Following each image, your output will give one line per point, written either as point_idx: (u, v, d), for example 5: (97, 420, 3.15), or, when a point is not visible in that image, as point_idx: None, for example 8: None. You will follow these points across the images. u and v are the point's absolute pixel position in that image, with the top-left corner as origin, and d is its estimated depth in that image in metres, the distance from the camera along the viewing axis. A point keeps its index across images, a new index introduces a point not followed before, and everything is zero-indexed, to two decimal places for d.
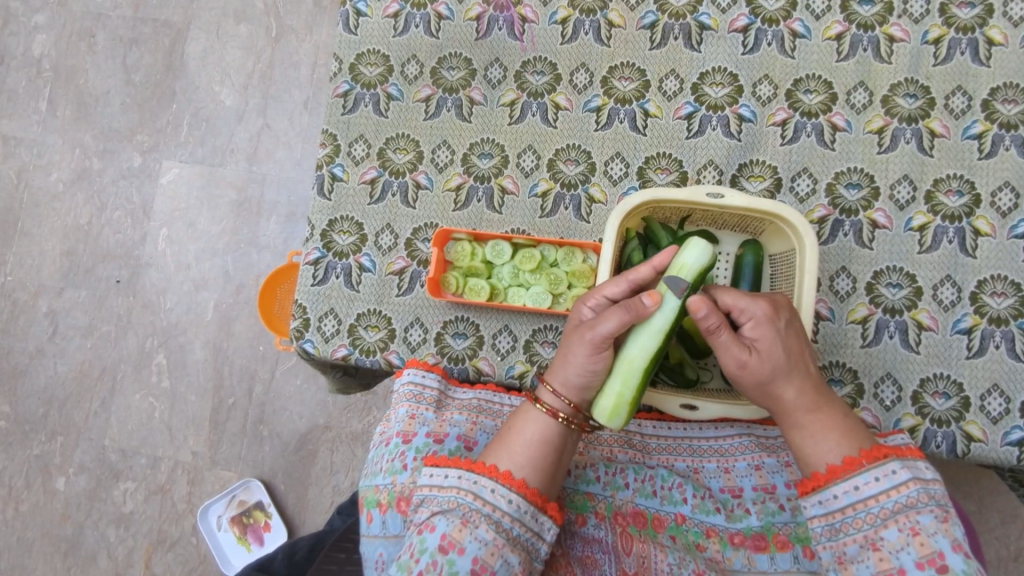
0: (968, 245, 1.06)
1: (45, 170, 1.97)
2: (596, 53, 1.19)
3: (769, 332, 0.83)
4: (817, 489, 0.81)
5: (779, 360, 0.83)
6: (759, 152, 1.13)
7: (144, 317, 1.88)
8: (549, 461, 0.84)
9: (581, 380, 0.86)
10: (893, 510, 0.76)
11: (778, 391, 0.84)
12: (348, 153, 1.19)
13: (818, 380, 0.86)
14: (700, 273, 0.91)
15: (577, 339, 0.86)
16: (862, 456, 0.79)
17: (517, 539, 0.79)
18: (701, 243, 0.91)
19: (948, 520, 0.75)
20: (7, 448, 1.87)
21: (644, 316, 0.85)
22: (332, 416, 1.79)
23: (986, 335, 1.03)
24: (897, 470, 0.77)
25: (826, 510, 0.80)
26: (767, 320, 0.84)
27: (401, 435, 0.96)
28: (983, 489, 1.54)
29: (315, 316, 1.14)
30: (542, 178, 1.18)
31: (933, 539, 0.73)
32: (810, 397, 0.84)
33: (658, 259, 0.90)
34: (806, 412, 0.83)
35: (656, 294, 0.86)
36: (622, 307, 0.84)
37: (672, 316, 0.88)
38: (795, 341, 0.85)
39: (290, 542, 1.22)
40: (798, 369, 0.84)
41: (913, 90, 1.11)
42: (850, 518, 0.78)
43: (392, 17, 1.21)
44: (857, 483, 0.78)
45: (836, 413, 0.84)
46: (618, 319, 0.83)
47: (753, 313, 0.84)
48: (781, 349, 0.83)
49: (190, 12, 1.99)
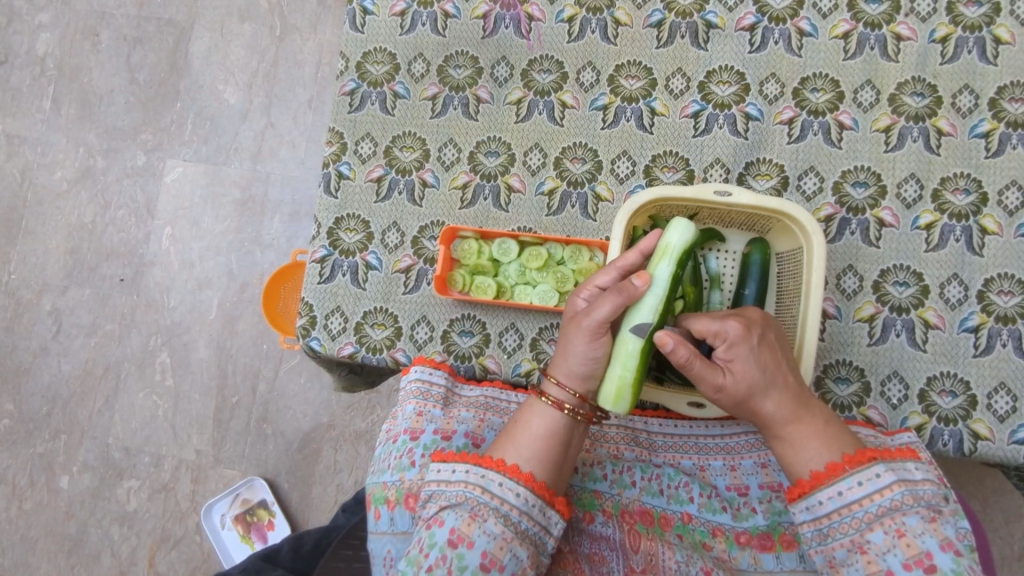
0: (975, 243, 1.06)
1: (50, 169, 1.97)
2: (602, 52, 1.19)
3: (742, 353, 0.82)
4: (803, 495, 0.81)
5: (755, 378, 0.82)
6: (765, 151, 1.13)
7: (148, 315, 1.88)
8: (556, 454, 0.83)
9: (584, 368, 0.86)
10: (877, 513, 0.76)
11: (757, 406, 0.84)
12: (354, 152, 1.19)
13: (799, 389, 0.85)
14: (685, 250, 0.93)
15: (574, 328, 0.86)
16: (845, 461, 0.80)
17: (525, 532, 0.79)
18: (684, 222, 0.94)
19: (936, 520, 0.75)
20: (11, 447, 1.87)
21: (636, 297, 0.86)
22: (336, 414, 1.79)
23: (993, 334, 1.03)
24: (881, 474, 0.77)
25: (814, 515, 0.80)
26: (739, 340, 0.83)
27: (408, 432, 0.96)
28: (988, 488, 1.54)
29: (321, 314, 1.14)
30: (549, 177, 1.18)
31: (919, 539, 0.74)
32: (790, 408, 0.83)
33: (643, 244, 0.92)
34: (787, 423, 0.83)
35: (646, 274, 0.87)
36: (614, 291, 0.85)
37: (664, 292, 0.91)
38: (771, 356, 0.84)
39: (295, 534, 1.19)
40: (776, 383, 0.83)
41: (921, 89, 1.11)
42: (837, 523, 0.79)
43: (398, 16, 1.21)
44: (841, 488, 0.78)
45: (816, 420, 0.83)
46: (612, 304, 0.84)
47: (726, 334, 0.84)
48: (756, 366, 0.82)
49: (194, 11, 1.99)
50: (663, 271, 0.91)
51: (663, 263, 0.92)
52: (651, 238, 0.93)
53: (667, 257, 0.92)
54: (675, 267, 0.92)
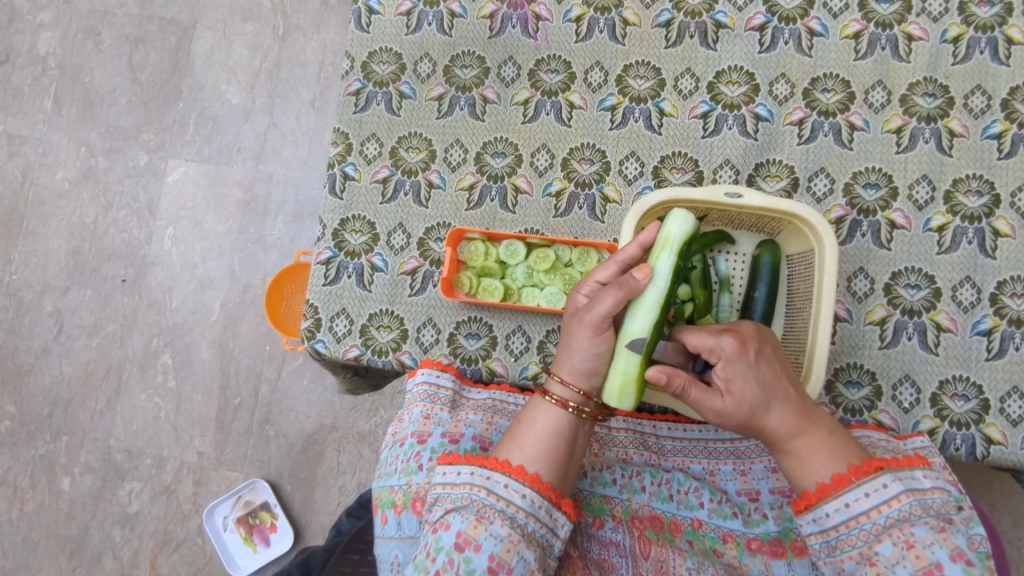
0: (988, 245, 1.05)
1: (51, 169, 1.96)
2: (610, 51, 1.18)
3: (740, 369, 0.80)
4: (810, 508, 0.80)
5: (754, 394, 0.80)
6: (775, 152, 1.12)
7: (150, 316, 1.87)
8: (562, 454, 0.82)
9: (588, 364, 0.85)
10: (886, 525, 0.76)
11: (759, 421, 0.81)
12: (360, 152, 1.18)
13: (801, 401, 0.82)
14: (686, 241, 0.91)
15: (576, 325, 0.85)
16: (852, 472, 0.79)
17: (532, 534, 0.78)
18: (684, 212, 0.92)
19: (946, 530, 0.74)
20: (12, 448, 1.86)
21: (638, 290, 0.85)
22: (339, 416, 1.78)
23: (1006, 337, 1.03)
24: (888, 484, 0.77)
25: (822, 528, 0.79)
26: (736, 357, 0.80)
27: (415, 435, 0.95)
28: (996, 492, 1.52)
29: (327, 315, 1.13)
30: (556, 178, 1.17)
31: (929, 551, 0.73)
32: (793, 421, 0.81)
33: (643, 237, 0.91)
34: (790, 438, 0.81)
35: (646, 268, 0.86)
36: (616, 286, 0.84)
37: (666, 284, 0.89)
38: (770, 369, 0.81)
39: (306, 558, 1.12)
40: (777, 397, 0.81)
41: (933, 89, 1.10)
42: (845, 535, 0.78)
43: (404, 15, 1.20)
44: (848, 500, 0.77)
45: (821, 432, 0.81)
46: (613, 297, 0.83)
47: (721, 350, 0.81)
48: (754, 383, 0.80)
49: (197, 10, 1.98)
50: (664, 263, 0.89)
51: (663, 255, 0.90)
52: (651, 230, 0.91)
53: (668, 249, 0.90)
54: (677, 258, 0.90)
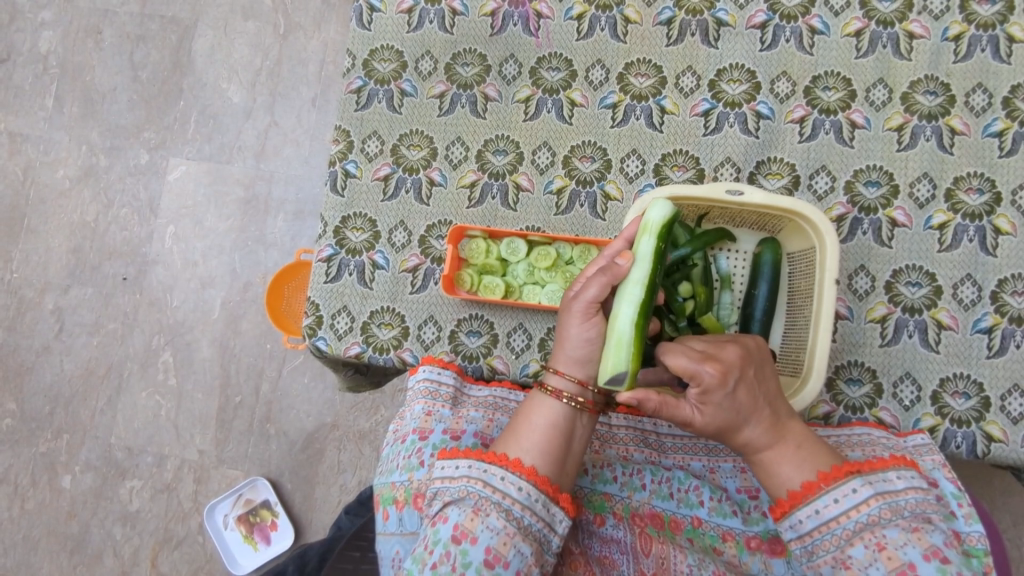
0: (989, 243, 1.05)
1: (52, 166, 1.96)
2: (611, 49, 1.18)
3: (716, 398, 0.79)
4: (784, 515, 0.80)
5: (726, 420, 0.80)
6: (776, 150, 1.13)
7: (152, 314, 1.87)
8: (558, 448, 0.82)
9: (582, 350, 0.86)
10: (856, 529, 0.76)
11: (732, 438, 0.82)
12: (361, 150, 1.18)
13: (776, 423, 0.82)
14: (666, 226, 0.91)
15: (566, 315, 0.88)
16: (821, 480, 0.78)
17: (529, 528, 0.78)
18: (662, 200, 0.92)
19: (920, 530, 0.74)
20: (12, 446, 1.86)
21: (621, 276, 0.88)
22: (339, 414, 1.78)
23: (1007, 335, 1.03)
24: (857, 489, 0.77)
25: (798, 534, 0.79)
26: (716, 387, 0.79)
27: (417, 431, 0.95)
28: (997, 490, 1.52)
29: (328, 313, 1.13)
30: (557, 175, 1.17)
31: (900, 552, 0.73)
32: (765, 440, 0.81)
33: (627, 232, 0.94)
34: (760, 453, 0.82)
35: (628, 254, 0.90)
36: (600, 273, 0.88)
37: (649, 266, 0.89)
38: (748, 395, 0.80)
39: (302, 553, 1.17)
40: (751, 419, 0.81)
41: (934, 86, 1.10)
42: (819, 540, 0.78)
43: (405, 13, 1.20)
44: (818, 506, 0.77)
45: (793, 448, 0.81)
46: (598, 283, 0.86)
47: (701, 378, 0.79)
48: (728, 411, 0.80)
49: (199, 8, 1.98)
50: (645, 246, 0.90)
51: (645, 240, 0.91)
52: (633, 223, 0.94)
53: (648, 234, 0.91)
54: (657, 240, 0.90)
